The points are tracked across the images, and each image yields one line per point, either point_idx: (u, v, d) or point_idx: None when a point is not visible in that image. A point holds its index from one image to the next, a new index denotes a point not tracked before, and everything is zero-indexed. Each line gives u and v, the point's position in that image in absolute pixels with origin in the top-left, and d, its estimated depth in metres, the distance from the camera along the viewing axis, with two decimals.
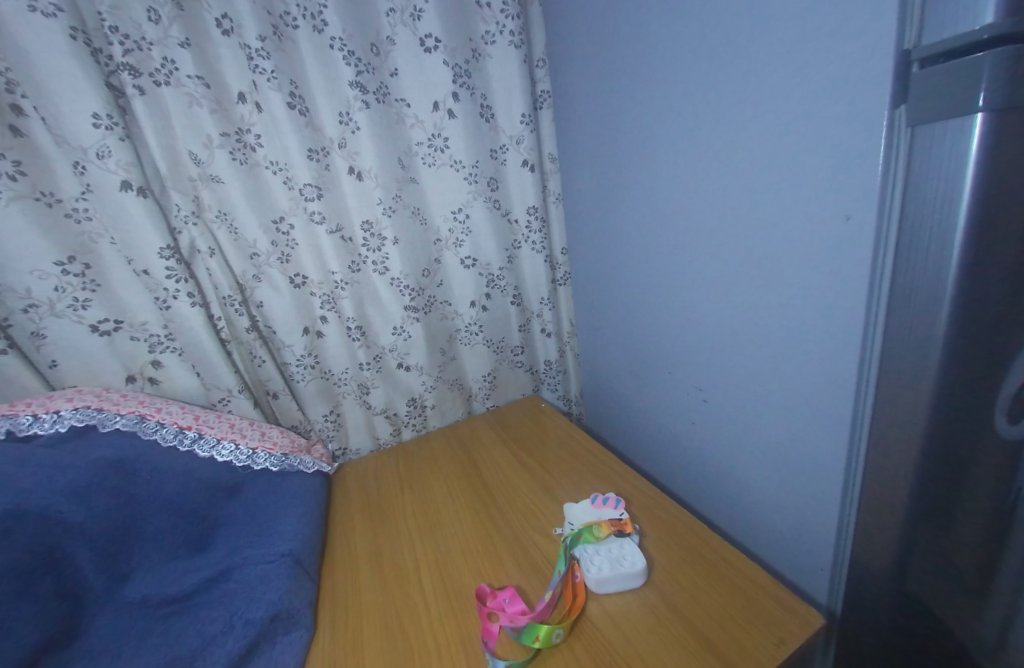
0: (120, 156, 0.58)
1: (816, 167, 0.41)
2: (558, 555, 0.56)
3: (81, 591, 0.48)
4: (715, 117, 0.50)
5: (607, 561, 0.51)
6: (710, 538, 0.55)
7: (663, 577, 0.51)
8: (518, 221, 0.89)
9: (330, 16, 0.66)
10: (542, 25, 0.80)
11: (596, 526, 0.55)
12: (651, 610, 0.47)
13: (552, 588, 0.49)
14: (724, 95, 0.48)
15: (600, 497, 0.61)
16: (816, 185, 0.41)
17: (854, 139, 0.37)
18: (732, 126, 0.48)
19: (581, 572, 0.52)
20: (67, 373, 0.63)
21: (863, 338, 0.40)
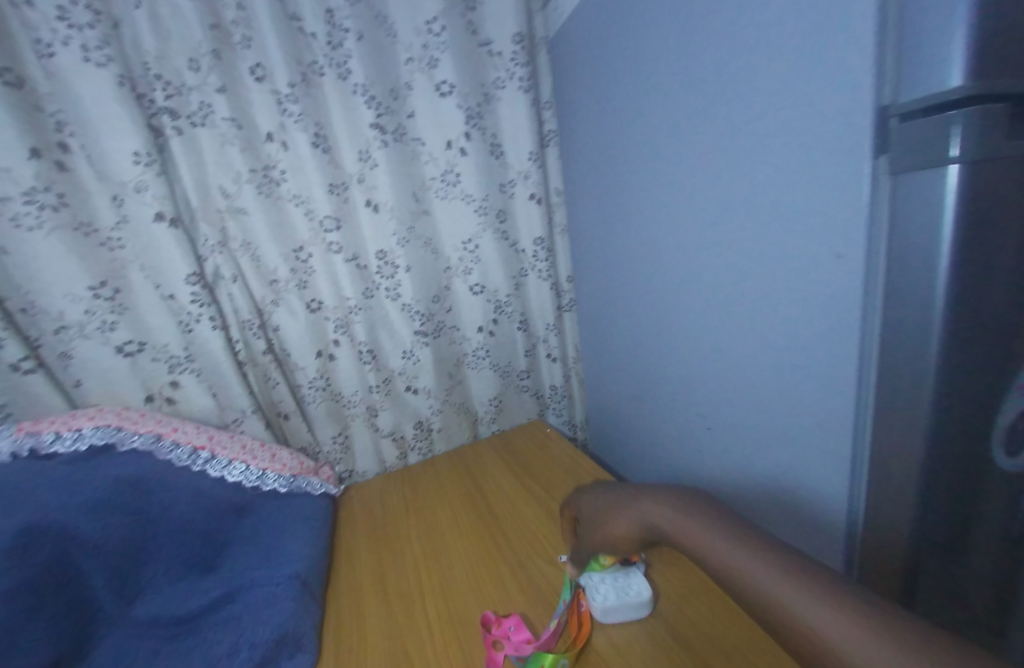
0: (156, 189, 0.62)
1: (808, 209, 0.43)
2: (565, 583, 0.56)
3: (92, 609, 0.48)
4: (711, 160, 0.53)
5: (614, 589, 0.51)
6: None
7: (670, 607, 0.51)
8: (525, 250, 0.92)
9: (354, 65, 0.72)
10: (550, 71, 0.86)
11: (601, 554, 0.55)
12: (658, 640, 0.47)
13: (558, 616, 0.49)
14: (719, 140, 0.51)
15: None
16: (808, 226, 0.44)
17: (841, 185, 0.40)
18: (727, 169, 0.51)
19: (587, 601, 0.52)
20: (90, 392, 0.65)
21: (859, 369, 0.42)
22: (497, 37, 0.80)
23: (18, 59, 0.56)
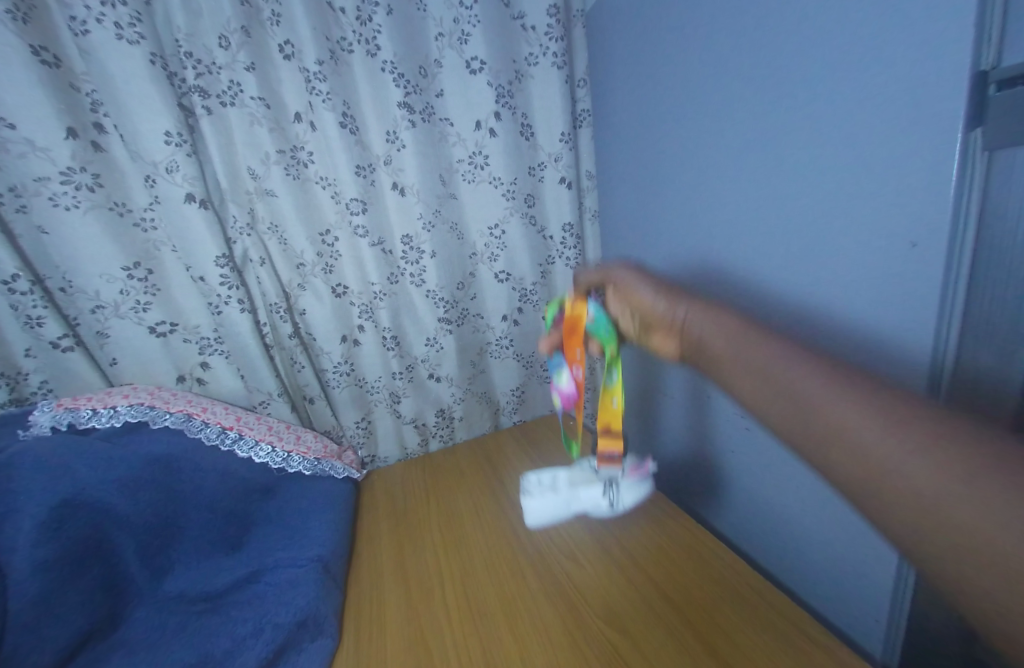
0: (186, 170, 0.62)
1: (876, 195, 0.39)
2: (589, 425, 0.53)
3: (126, 581, 0.50)
4: (762, 141, 0.49)
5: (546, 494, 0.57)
6: (749, 574, 0.51)
7: (696, 610, 0.48)
8: (553, 237, 0.89)
9: (383, 41, 0.69)
10: (585, 46, 0.81)
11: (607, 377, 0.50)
12: (680, 640, 0.45)
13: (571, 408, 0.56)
14: (773, 119, 0.47)
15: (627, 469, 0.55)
16: (875, 214, 0.39)
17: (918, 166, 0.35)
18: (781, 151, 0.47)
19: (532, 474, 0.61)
20: (126, 371, 0.67)
21: (932, 373, 0.37)
22: (531, 11, 0.76)
23: (54, 37, 0.56)
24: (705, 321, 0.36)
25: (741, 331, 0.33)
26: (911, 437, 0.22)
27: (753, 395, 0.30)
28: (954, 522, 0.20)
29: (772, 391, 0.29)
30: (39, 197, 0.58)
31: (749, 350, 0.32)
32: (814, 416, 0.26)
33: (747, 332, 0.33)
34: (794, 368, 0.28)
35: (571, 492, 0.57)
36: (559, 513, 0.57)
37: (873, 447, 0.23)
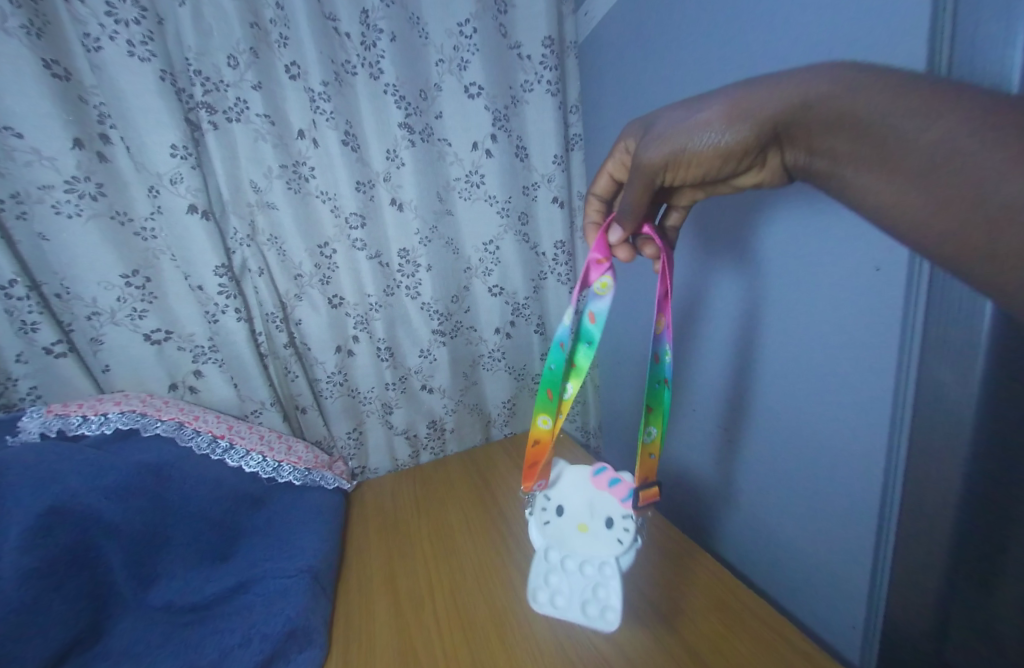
0: (190, 182, 0.63)
1: (839, 228, 0.43)
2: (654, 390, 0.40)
3: (111, 591, 0.50)
4: None
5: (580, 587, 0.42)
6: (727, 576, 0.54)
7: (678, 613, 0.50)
8: (546, 254, 0.92)
9: (386, 65, 0.72)
10: (577, 75, 0.86)
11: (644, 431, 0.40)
12: (662, 642, 0.47)
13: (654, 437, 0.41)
14: None
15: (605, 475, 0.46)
16: (839, 243, 0.43)
17: None
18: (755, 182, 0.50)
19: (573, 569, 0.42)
20: (118, 377, 0.67)
21: (895, 390, 0.40)
22: (527, 41, 0.81)
23: (66, 52, 0.58)
24: (812, 125, 0.30)
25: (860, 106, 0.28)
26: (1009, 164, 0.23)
27: (849, 179, 0.30)
28: (1019, 235, 0.23)
29: (897, 171, 0.27)
30: (42, 204, 0.59)
31: (864, 131, 0.28)
32: (910, 176, 0.26)
33: (875, 99, 0.27)
34: (914, 134, 0.26)
35: (568, 508, 0.46)
36: (558, 518, 0.45)
37: (977, 176, 0.24)
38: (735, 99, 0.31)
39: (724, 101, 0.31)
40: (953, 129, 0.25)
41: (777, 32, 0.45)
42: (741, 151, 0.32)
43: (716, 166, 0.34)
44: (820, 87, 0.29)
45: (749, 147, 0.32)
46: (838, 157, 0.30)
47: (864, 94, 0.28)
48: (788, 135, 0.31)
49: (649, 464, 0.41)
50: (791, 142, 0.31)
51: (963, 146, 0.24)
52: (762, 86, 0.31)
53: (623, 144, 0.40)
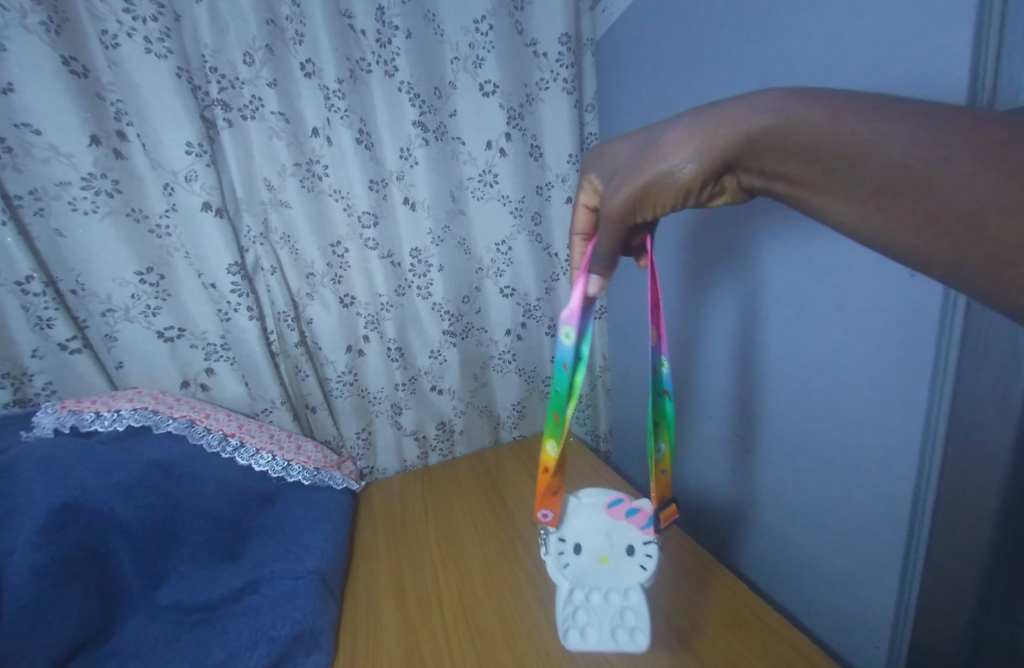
0: (204, 180, 0.63)
1: None
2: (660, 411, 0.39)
3: (120, 589, 0.50)
4: None
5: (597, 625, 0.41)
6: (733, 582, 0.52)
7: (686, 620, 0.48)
8: (559, 255, 0.91)
9: (401, 62, 0.72)
10: (594, 73, 0.84)
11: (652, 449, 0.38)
12: (678, 655, 0.45)
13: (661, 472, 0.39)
14: None
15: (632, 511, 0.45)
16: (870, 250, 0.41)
17: None
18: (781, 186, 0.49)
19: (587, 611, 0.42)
20: (131, 374, 0.67)
21: (930, 404, 0.38)
22: (543, 38, 0.79)
23: (85, 48, 0.58)
24: (764, 151, 0.29)
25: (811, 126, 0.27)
26: (964, 175, 0.24)
27: (815, 196, 0.29)
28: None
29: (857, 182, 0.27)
30: (58, 200, 0.59)
31: (821, 153, 0.28)
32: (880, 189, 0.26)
33: (821, 126, 0.27)
34: (869, 153, 0.26)
35: (585, 544, 0.45)
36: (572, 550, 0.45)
37: (938, 186, 0.25)
38: (683, 138, 0.30)
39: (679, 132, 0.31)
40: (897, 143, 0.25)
41: (808, 27, 0.43)
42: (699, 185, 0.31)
43: (679, 201, 0.32)
44: (761, 120, 0.29)
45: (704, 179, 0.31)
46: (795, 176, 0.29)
47: (806, 119, 0.28)
48: (739, 162, 0.30)
49: (663, 481, 0.40)
50: (744, 170, 0.31)
51: (919, 160, 0.25)
52: (708, 116, 0.30)
53: (590, 178, 0.38)
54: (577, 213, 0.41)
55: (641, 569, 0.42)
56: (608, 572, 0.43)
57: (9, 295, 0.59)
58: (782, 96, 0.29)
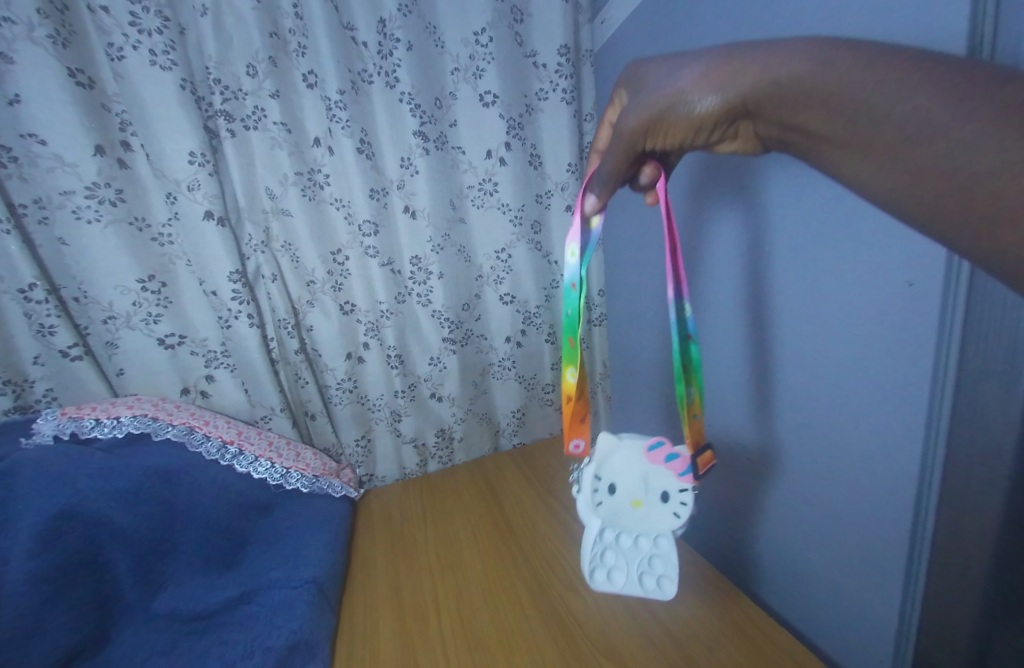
0: (207, 189, 0.64)
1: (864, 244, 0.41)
2: (689, 350, 0.40)
3: (115, 598, 0.50)
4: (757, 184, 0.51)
5: (620, 566, 0.47)
6: (735, 593, 0.53)
7: (684, 632, 0.49)
8: (559, 262, 0.91)
9: (402, 73, 0.73)
10: (593, 84, 0.85)
11: (686, 392, 0.39)
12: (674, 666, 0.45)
13: (690, 414, 0.40)
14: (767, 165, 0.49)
15: (667, 452, 0.44)
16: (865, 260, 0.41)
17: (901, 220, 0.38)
18: (777, 196, 0.49)
19: (611, 555, 0.47)
20: (131, 381, 0.68)
21: (927, 416, 0.38)
22: (543, 50, 0.80)
23: (91, 61, 0.59)
24: (786, 99, 0.29)
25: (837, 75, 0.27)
26: (977, 137, 0.23)
27: (825, 151, 0.29)
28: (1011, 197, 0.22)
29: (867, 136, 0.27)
30: (62, 209, 0.60)
31: (839, 105, 0.27)
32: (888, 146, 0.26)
33: (856, 74, 0.26)
34: (888, 106, 0.25)
35: (621, 486, 0.45)
36: (609, 492, 0.46)
37: (949, 146, 0.24)
38: (714, 67, 0.30)
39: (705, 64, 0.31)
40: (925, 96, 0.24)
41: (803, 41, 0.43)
42: (713, 122, 0.31)
43: (690, 137, 0.33)
44: (797, 61, 0.28)
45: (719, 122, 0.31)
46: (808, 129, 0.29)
47: (838, 65, 0.27)
48: (759, 110, 0.30)
49: (695, 425, 0.41)
50: (761, 118, 0.30)
51: (937, 116, 0.24)
52: (748, 51, 0.30)
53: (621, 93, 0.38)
54: (601, 130, 0.44)
55: (674, 516, 0.44)
56: (640, 515, 0.45)
57: (12, 302, 0.59)
58: (834, 43, 0.28)
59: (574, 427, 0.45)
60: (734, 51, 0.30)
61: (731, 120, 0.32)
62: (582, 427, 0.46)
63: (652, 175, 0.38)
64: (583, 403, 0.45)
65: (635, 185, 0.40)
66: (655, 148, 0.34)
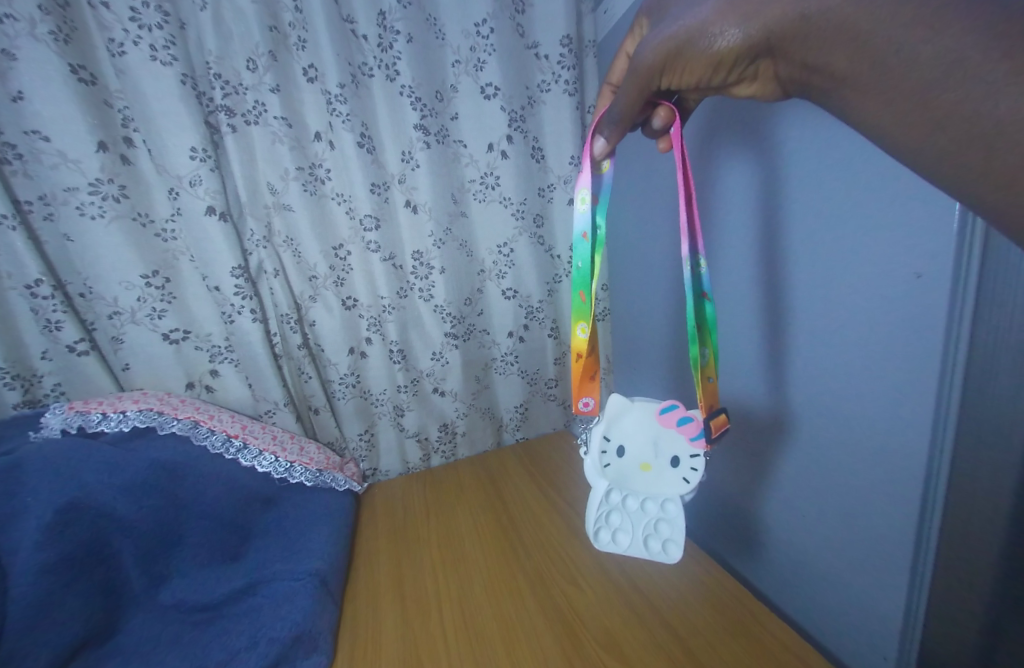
0: (208, 184, 0.64)
1: (873, 237, 0.40)
2: (706, 309, 0.41)
3: (124, 589, 0.50)
4: (763, 176, 0.50)
5: (624, 527, 0.47)
6: (755, 608, 0.49)
7: (686, 627, 0.48)
8: (561, 256, 0.91)
9: (402, 66, 0.72)
10: (596, 76, 0.84)
11: (701, 352, 0.40)
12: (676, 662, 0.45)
13: (708, 373, 0.42)
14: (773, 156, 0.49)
15: (679, 412, 0.44)
16: (869, 253, 0.41)
17: (910, 210, 0.37)
18: (783, 189, 0.48)
19: (614, 516, 0.47)
20: (137, 376, 0.68)
21: (937, 410, 0.37)
22: (545, 41, 0.79)
23: (92, 57, 0.59)
24: (812, 36, 0.27)
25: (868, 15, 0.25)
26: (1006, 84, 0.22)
27: (850, 95, 0.27)
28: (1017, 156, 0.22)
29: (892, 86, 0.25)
30: (66, 206, 0.61)
31: (867, 42, 0.26)
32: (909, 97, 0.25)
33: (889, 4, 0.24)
34: (916, 47, 0.24)
35: (629, 448, 0.46)
36: (618, 454, 0.46)
37: (978, 94, 0.23)
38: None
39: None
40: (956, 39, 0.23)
41: None
42: (731, 62, 0.31)
43: (707, 74, 0.32)
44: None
45: (739, 61, 0.30)
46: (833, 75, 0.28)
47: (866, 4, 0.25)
48: (782, 47, 0.29)
49: (710, 388, 0.42)
50: (782, 59, 0.29)
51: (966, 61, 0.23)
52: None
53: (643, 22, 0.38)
54: (617, 61, 0.46)
55: (683, 481, 0.43)
56: (649, 479, 0.44)
57: (19, 298, 0.60)
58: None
59: (580, 384, 0.47)
60: None
61: (752, 58, 0.30)
62: (592, 385, 0.48)
63: (665, 116, 0.39)
64: (592, 363, 0.47)
65: (649, 128, 0.41)
66: (673, 85, 0.34)
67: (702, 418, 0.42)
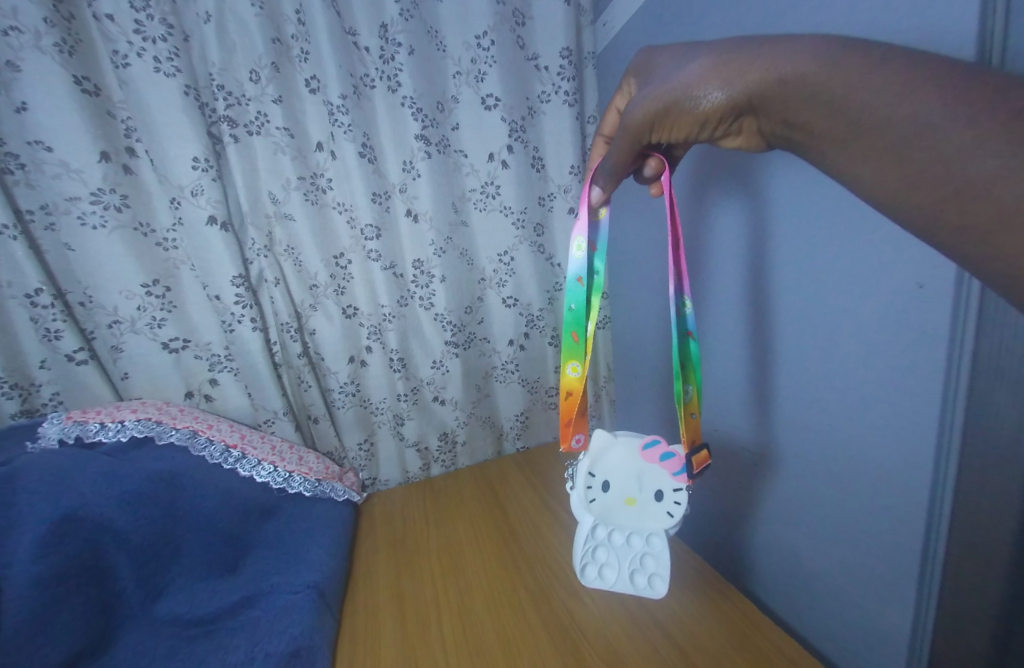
0: (211, 193, 0.64)
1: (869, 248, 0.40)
2: (688, 348, 0.41)
3: (118, 602, 0.50)
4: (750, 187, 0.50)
5: (610, 562, 0.48)
6: (760, 621, 0.49)
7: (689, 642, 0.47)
8: (562, 264, 0.91)
9: (404, 77, 0.73)
10: (595, 86, 0.85)
11: (684, 389, 0.41)
12: None
13: (690, 412, 0.41)
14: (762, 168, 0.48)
15: (662, 450, 0.44)
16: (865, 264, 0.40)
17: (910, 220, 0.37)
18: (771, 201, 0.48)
19: (602, 554, 0.48)
20: (135, 385, 0.68)
21: (940, 421, 0.37)
22: (545, 52, 0.80)
23: (96, 68, 0.60)
24: (793, 97, 0.29)
25: (843, 83, 0.27)
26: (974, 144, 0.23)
27: (830, 149, 0.29)
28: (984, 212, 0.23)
29: (868, 144, 0.27)
30: (68, 215, 0.61)
31: (843, 106, 0.27)
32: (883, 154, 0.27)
33: (862, 72, 0.27)
34: (889, 111, 0.26)
35: (614, 483, 0.45)
36: (603, 492, 0.45)
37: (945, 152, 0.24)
38: (723, 62, 0.31)
39: (711, 61, 0.31)
40: (925, 105, 0.25)
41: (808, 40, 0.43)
42: (717, 118, 0.32)
43: (696, 130, 0.33)
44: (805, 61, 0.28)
45: (725, 119, 0.32)
46: (813, 134, 0.29)
47: (841, 73, 0.27)
48: (764, 106, 0.30)
49: (693, 424, 0.42)
50: (765, 118, 0.31)
51: (934, 126, 0.24)
52: (754, 48, 0.30)
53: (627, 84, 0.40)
54: (607, 114, 0.45)
55: (668, 515, 0.43)
56: (634, 515, 0.45)
57: (18, 307, 0.60)
58: (845, 42, 0.28)
59: (568, 424, 0.47)
60: (744, 47, 0.30)
61: (736, 116, 0.32)
62: (582, 422, 0.49)
63: (656, 167, 0.39)
64: (584, 400, 0.48)
65: (639, 176, 0.41)
66: (662, 140, 0.35)
67: (685, 454, 0.42)
